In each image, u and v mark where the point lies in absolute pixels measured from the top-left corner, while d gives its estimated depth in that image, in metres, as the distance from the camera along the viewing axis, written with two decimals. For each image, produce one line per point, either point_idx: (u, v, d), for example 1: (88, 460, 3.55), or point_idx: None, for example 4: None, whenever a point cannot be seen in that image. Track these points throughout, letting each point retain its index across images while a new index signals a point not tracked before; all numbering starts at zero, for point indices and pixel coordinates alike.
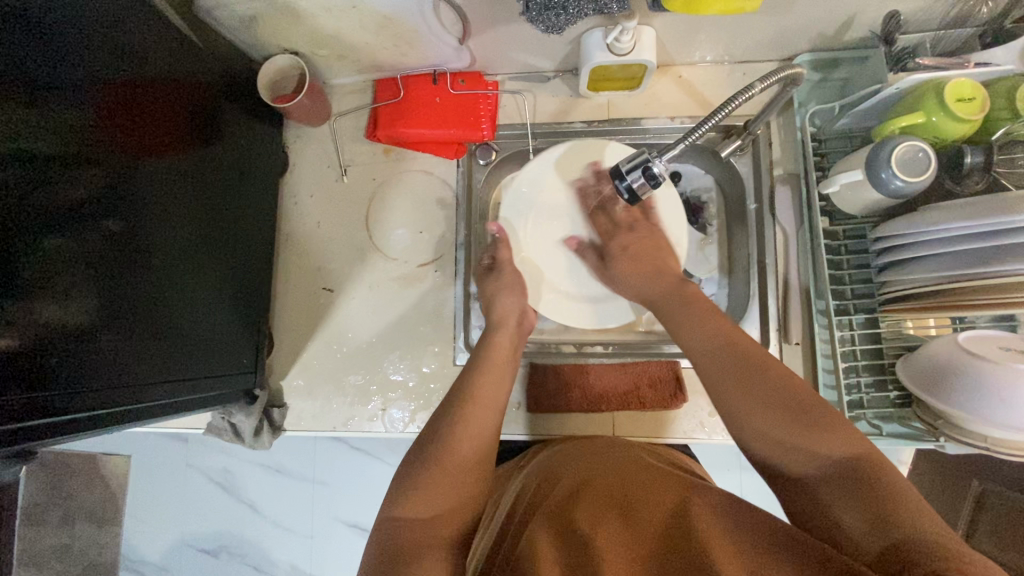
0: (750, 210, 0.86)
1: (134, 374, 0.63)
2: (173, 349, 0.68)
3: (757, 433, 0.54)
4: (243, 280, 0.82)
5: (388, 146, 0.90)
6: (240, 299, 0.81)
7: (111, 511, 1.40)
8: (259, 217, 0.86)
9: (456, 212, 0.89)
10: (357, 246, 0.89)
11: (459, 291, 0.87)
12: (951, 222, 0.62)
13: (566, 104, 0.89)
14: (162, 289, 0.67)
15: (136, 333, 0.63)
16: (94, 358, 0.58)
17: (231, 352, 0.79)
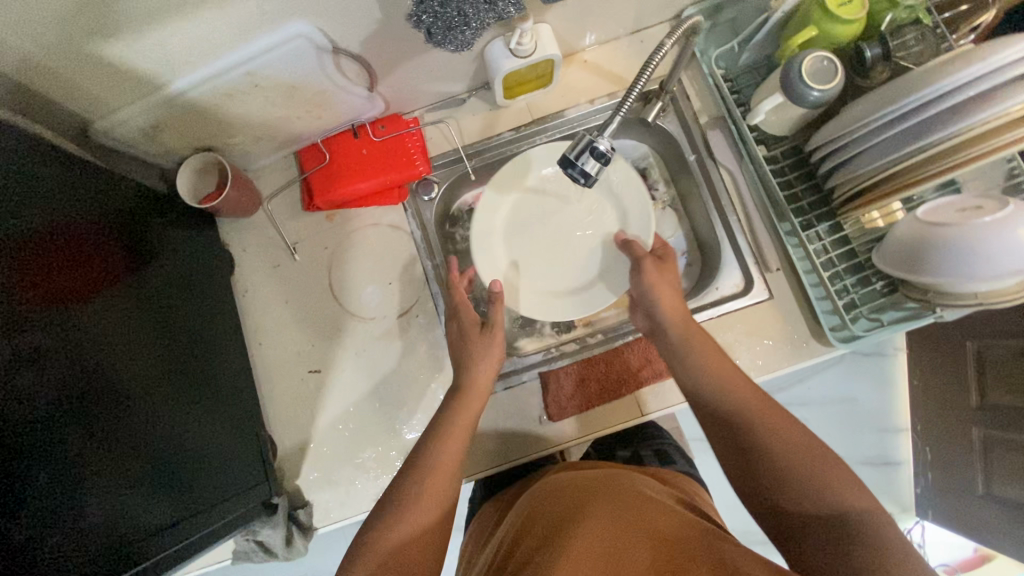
0: (691, 161, 0.89)
1: (141, 526, 0.58)
2: (184, 485, 0.65)
3: (750, 462, 0.61)
4: (226, 391, 0.78)
5: (330, 212, 0.88)
6: (231, 409, 0.77)
7: None
8: (225, 333, 0.82)
9: (420, 253, 0.86)
10: (329, 318, 0.86)
11: (448, 328, 0.84)
12: (877, 112, 0.66)
13: (488, 118, 0.90)
14: (161, 428, 0.64)
15: (144, 480, 0.59)
16: (100, 524, 0.54)
17: (238, 468, 0.74)
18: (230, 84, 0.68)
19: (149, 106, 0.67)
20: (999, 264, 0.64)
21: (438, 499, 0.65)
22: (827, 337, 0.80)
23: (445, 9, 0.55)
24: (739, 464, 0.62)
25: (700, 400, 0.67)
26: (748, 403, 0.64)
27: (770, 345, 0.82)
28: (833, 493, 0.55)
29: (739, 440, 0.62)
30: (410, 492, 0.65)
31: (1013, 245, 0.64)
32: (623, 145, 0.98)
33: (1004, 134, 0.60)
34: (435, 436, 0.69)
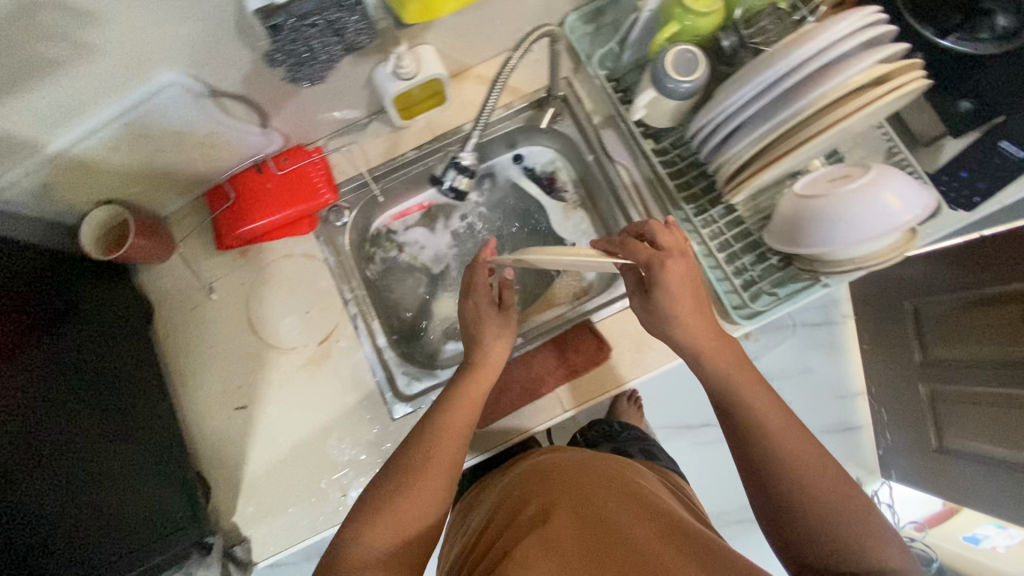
0: (590, 160, 0.92)
1: None
2: (93, 542, 0.66)
3: (753, 440, 0.65)
4: (152, 435, 0.78)
5: (243, 248, 0.89)
6: (156, 454, 0.78)
7: None
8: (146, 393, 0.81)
9: (335, 278, 0.88)
10: (252, 353, 0.87)
11: (369, 349, 0.86)
12: (725, 97, 0.70)
13: (391, 140, 0.92)
14: (72, 486, 0.65)
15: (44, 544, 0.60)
16: None
17: (163, 513, 0.75)
18: (113, 138, 0.69)
19: (34, 168, 0.68)
20: (860, 229, 0.67)
21: (432, 493, 0.66)
22: (732, 317, 0.82)
23: (291, 41, 0.61)
24: (746, 439, 0.66)
25: (709, 381, 0.70)
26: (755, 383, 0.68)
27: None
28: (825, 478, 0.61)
29: (748, 423, 0.66)
30: (414, 472, 0.67)
31: (879, 209, 0.67)
32: (530, 152, 1.01)
33: (835, 112, 0.64)
34: (433, 429, 0.71)
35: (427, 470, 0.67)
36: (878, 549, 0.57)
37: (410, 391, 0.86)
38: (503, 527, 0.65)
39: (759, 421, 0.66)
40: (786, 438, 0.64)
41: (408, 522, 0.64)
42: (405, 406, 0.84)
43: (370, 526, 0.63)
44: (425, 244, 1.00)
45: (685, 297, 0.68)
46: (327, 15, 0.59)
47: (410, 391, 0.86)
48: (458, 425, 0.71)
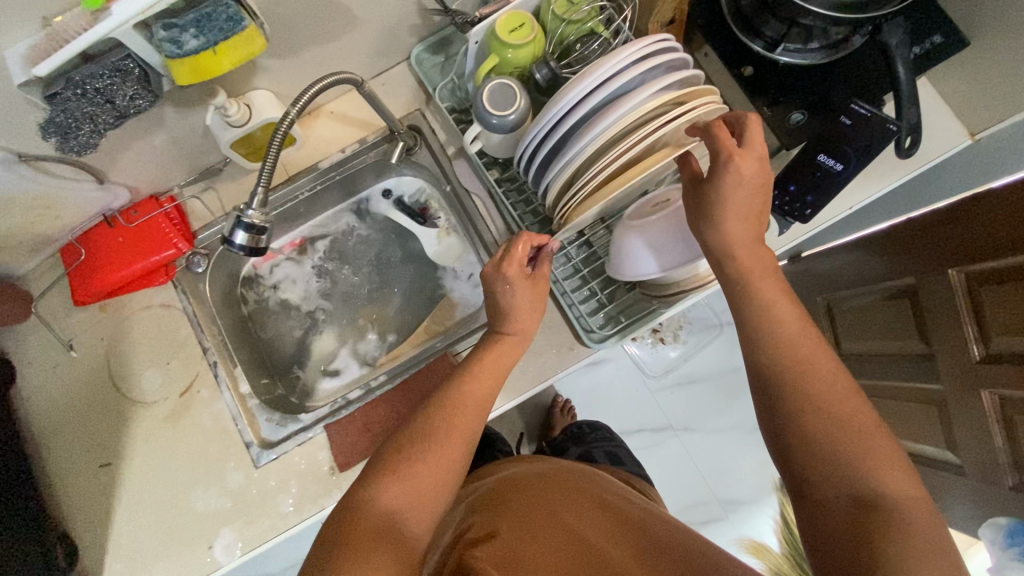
0: (447, 192, 0.92)
1: None
2: None
3: (815, 393, 0.56)
4: (11, 496, 0.76)
5: (103, 302, 0.89)
6: (15, 516, 0.75)
7: None
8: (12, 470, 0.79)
9: (194, 327, 0.88)
10: (114, 408, 0.86)
11: (230, 397, 0.86)
12: (535, 125, 0.70)
13: (247, 183, 0.92)
14: None
15: None
16: None
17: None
18: None
19: None
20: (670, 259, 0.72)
21: (439, 462, 0.58)
22: (585, 341, 0.83)
23: (61, 111, 0.60)
24: (786, 394, 0.57)
25: (751, 333, 0.61)
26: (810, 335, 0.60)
27: (537, 357, 0.84)
28: (876, 451, 0.52)
29: (793, 379, 0.57)
30: (430, 434, 0.60)
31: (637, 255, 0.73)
32: (397, 182, 1.00)
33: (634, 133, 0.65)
34: (443, 410, 0.63)
35: (442, 447, 0.59)
36: (926, 530, 0.48)
37: (275, 436, 0.86)
38: (474, 541, 0.63)
39: (795, 380, 0.57)
40: (835, 403, 0.55)
41: (398, 492, 0.55)
42: (269, 453, 0.84)
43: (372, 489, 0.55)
44: (301, 282, 1.01)
45: (733, 212, 0.62)
46: (97, 83, 0.59)
47: (273, 435, 0.86)
48: (472, 396, 0.65)
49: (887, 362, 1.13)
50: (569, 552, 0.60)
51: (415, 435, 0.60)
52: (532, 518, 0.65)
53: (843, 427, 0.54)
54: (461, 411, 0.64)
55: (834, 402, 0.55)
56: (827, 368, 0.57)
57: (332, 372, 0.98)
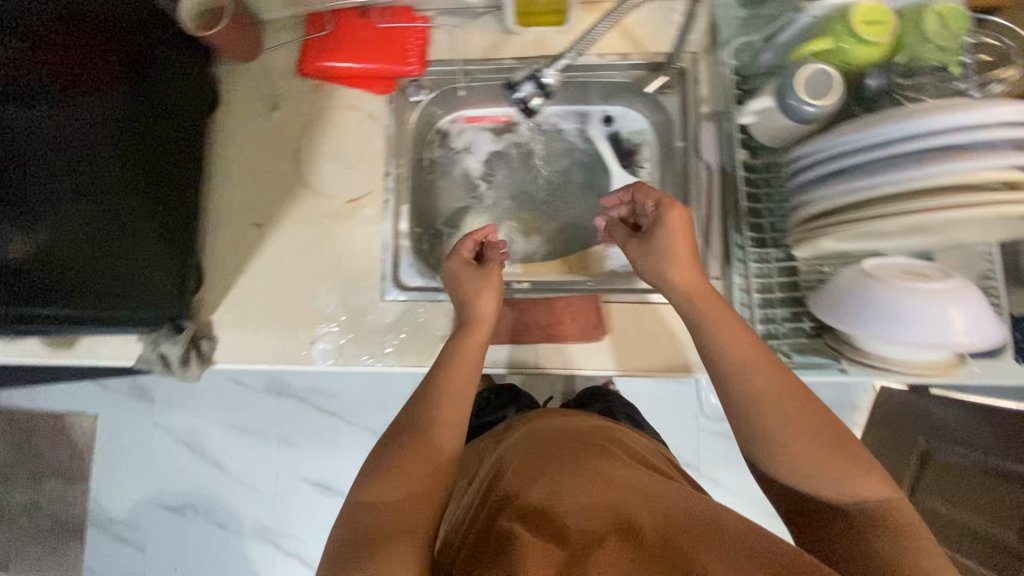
0: (677, 147, 0.86)
1: (70, 291, 0.65)
2: (107, 278, 0.69)
3: (793, 459, 0.57)
4: (181, 213, 0.82)
5: (319, 82, 0.90)
6: (178, 232, 0.81)
7: (143, 446, 1.78)
8: (193, 187, 0.85)
9: (386, 148, 0.88)
10: (286, 181, 0.89)
11: (388, 228, 0.87)
12: (810, 142, 0.68)
13: (496, 40, 0.88)
14: (104, 220, 0.68)
15: (78, 260, 0.65)
16: (20, 279, 0.59)
17: (166, 281, 0.80)
18: None
19: None
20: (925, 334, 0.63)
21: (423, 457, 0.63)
22: None
23: None
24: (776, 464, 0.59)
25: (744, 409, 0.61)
26: (798, 392, 0.59)
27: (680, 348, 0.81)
28: (883, 506, 0.55)
29: (765, 448, 0.59)
30: (406, 433, 0.65)
31: (941, 320, 0.62)
32: (624, 112, 0.95)
33: (942, 198, 0.58)
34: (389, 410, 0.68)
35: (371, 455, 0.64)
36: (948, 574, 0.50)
37: (410, 284, 0.87)
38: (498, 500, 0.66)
39: (775, 443, 0.58)
40: (830, 461, 0.56)
41: (392, 493, 0.60)
42: (396, 293, 0.86)
43: (367, 496, 0.60)
44: (485, 159, 0.99)
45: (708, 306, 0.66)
46: None
47: (408, 282, 0.88)
48: (452, 404, 0.68)
49: (958, 534, 1.06)
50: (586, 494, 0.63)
51: (434, 380, 0.70)
52: (538, 461, 0.70)
53: (851, 481, 0.56)
54: (461, 363, 0.72)
55: (829, 463, 0.56)
56: (809, 427, 0.58)
57: None
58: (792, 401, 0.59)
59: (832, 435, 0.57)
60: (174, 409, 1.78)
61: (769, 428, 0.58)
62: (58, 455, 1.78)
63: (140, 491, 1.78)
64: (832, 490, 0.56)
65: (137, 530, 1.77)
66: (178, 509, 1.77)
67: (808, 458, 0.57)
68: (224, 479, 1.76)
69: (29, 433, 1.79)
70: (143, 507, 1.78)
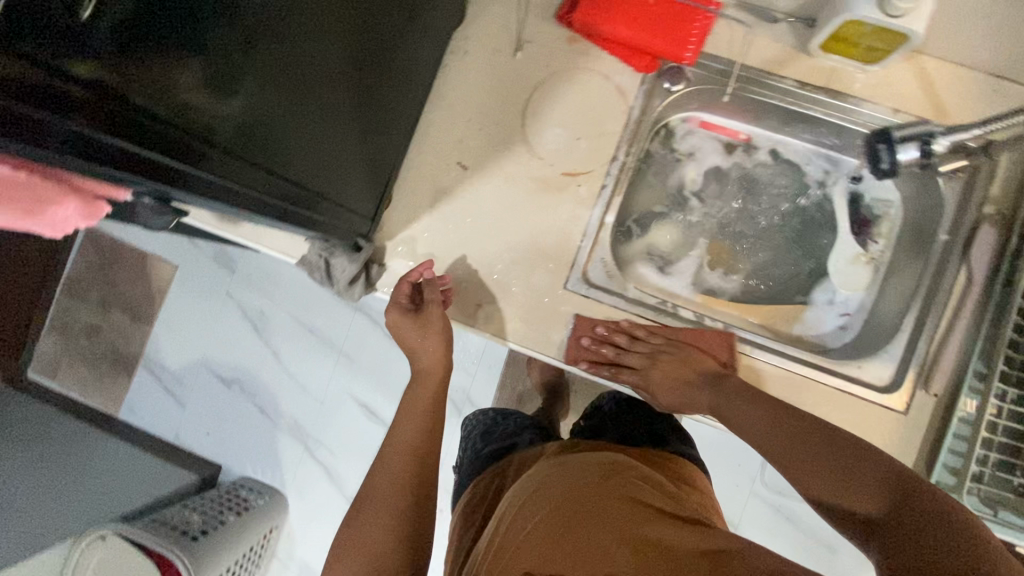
0: (939, 240, 0.77)
1: (266, 183, 0.54)
2: (297, 172, 0.59)
3: (805, 484, 0.58)
4: (378, 116, 0.71)
5: (576, 35, 0.81)
6: (370, 136, 0.71)
7: (196, 312, 1.69)
8: (398, 88, 0.74)
9: (624, 131, 0.80)
10: (506, 129, 0.82)
11: (596, 216, 0.80)
12: None
13: (786, 54, 0.78)
14: (305, 105, 0.56)
15: (274, 147, 0.54)
16: (223, 160, 0.47)
17: (351, 189, 0.72)
18: None
19: None
20: None
21: (389, 509, 0.74)
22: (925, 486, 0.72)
23: None
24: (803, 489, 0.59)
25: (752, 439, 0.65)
26: (757, 424, 0.65)
27: None
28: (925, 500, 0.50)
29: (788, 469, 0.60)
30: (379, 489, 0.76)
31: None
32: (875, 178, 0.86)
33: None
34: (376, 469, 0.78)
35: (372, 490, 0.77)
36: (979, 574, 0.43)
37: (598, 281, 0.80)
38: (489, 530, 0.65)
39: (795, 476, 0.59)
40: (850, 481, 0.55)
41: (379, 534, 0.72)
42: (582, 287, 0.80)
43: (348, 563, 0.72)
44: (705, 172, 0.90)
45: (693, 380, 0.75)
46: None
47: (593, 281, 0.80)
48: (407, 438, 0.80)
49: None
50: (572, 495, 0.59)
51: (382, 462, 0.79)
52: (546, 467, 0.67)
53: (858, 490, 0.55)
54: (410, 414, 0.82)
55: (829, 478, 0.57)
56: (813, 443, 0.59)
57: (655, 265, 0.88)
58: (780, 429, 0.62)
59: (818, 458, 0.58)
60: (251, 287, 1.67)
61: (789, 464, 0.60)
62: (103, 295, 1.69)
63: (195, 351, 1.69)
64: (866, 490, 0.54)
65: (183, 386, 1.69)
66: (227, 381, 1.67)
67: (812, 471, 0.58)
68: (277, 369, 1.66)
69: (105, 256, 1.69)
70: (195, 367, 1.69)
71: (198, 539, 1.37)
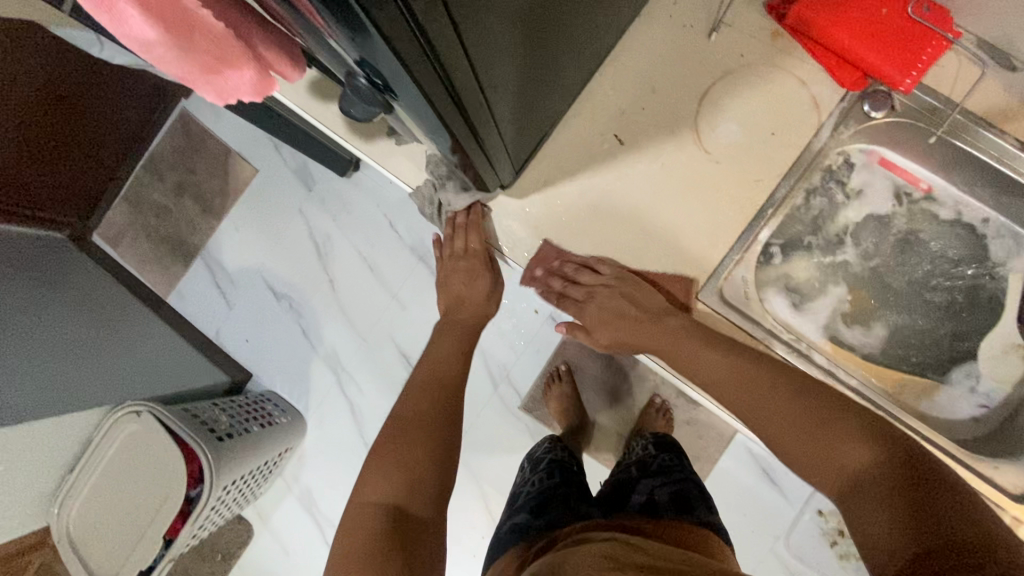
0: None
1: (467, 86, 0.49)
2: (493, 85, 0.54)
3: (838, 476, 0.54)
4: (569, 48, 0.65)
5: (782, 31, 0.73)
6: (552, 68, 0.65)
7: (261, 221, 1.67)
8: (596, 6, 0.63)
9: (807, 146, 0.72)
10: (678, 113, 0.75)
11: (752, 231, 0.73)
12: None
13: (1012, 107, 0.70)
14: (535, 13, 0.50)
15: (493, 53, 0.49)
16: (455, 49, 0.42)
17: (517, 122, 0.66)
18: None
19: None
20: None
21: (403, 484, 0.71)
22: None
23: None
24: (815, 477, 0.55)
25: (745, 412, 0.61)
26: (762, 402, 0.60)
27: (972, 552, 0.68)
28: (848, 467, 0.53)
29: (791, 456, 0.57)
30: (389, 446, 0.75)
31: None
32: None
33: None
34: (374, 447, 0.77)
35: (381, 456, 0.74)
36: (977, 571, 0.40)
37: (731, 300, 0.74)
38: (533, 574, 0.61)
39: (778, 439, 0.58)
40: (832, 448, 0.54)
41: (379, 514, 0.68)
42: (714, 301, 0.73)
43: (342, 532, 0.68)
44: (873, 216, 0.81)
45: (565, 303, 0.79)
46: None
47: (728, 298, 0.74)
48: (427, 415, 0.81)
49: None
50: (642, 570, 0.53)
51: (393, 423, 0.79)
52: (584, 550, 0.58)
53: (840, 450, 0.54)
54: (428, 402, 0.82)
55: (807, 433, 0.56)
56: (825, 440, 0.55)
57: (791, 300, 0.81)
58: (783, 415, 0.58)
59: (814, 420, 0.56)
60: (324, 210, 1.64)
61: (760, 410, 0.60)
62: (183, 182, 1.68)
63: (255, 259, 1.67)
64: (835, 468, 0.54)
65: (236, 288, 1.68)
66: (278, 295, 1.66)
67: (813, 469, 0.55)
68: (331, 296, 1.63)
69: (194, 145, 1.67)
70: (251, 274, 1.67)
71: (225, 440, 1.31)
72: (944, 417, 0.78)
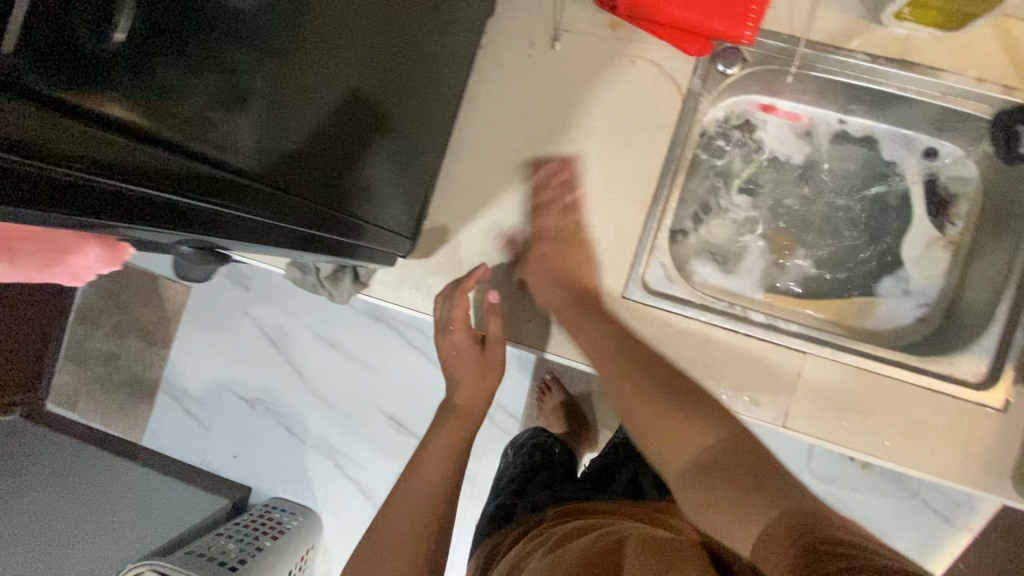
0: None
1: (293, 206, 0.47)
2: (329, 190, 0.52)
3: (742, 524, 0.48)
4: (415, 120, 0.65)
5: (619, 21, 0.74)
6: (406, 146, 0.65)
7: (209, 336, 1.62)
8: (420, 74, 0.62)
9: (678, 122, 0.73)
10: (549, 128, 0.75)
11: (654, 216, 0.73)
12: None
13: (852, 25, 0.71)
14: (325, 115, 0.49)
15: (295, 167, 0.47)
16: (234, 192, 0.40)
17: (392, 203, 0.66)
18: None
19: None
20: None
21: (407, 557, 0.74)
22: None
23: None
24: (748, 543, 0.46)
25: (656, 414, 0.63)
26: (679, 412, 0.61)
27: (955, 456, 0.68)
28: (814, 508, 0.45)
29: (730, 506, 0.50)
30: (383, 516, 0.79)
31: None
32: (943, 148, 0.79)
33: None
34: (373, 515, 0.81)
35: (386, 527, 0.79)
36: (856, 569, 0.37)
37: (657, 288, 0.74)
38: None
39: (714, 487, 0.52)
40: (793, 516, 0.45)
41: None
42: (642, 295, 0.73)
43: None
44: (768, 162, 0.83)
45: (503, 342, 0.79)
46: None
47: (654, 287, 0.74)
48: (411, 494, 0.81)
49: None
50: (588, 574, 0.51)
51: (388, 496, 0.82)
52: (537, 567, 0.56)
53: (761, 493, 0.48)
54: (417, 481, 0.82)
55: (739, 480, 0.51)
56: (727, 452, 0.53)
57: (719, 263, 0.81)
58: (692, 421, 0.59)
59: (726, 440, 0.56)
60: (268, 304, 1.60)
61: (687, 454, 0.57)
62: (117, 323, 1.62)
63: (215, 373, 1.61)
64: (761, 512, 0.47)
65: (205, 410, 1.62)
66: (250, 402, 1.60)
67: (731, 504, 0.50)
68: (301, 386, 1.59)
69: (117, 284, 1.61)
70: (216, 390, 1.61)
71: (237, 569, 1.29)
72: (893, 328, 0.79)
